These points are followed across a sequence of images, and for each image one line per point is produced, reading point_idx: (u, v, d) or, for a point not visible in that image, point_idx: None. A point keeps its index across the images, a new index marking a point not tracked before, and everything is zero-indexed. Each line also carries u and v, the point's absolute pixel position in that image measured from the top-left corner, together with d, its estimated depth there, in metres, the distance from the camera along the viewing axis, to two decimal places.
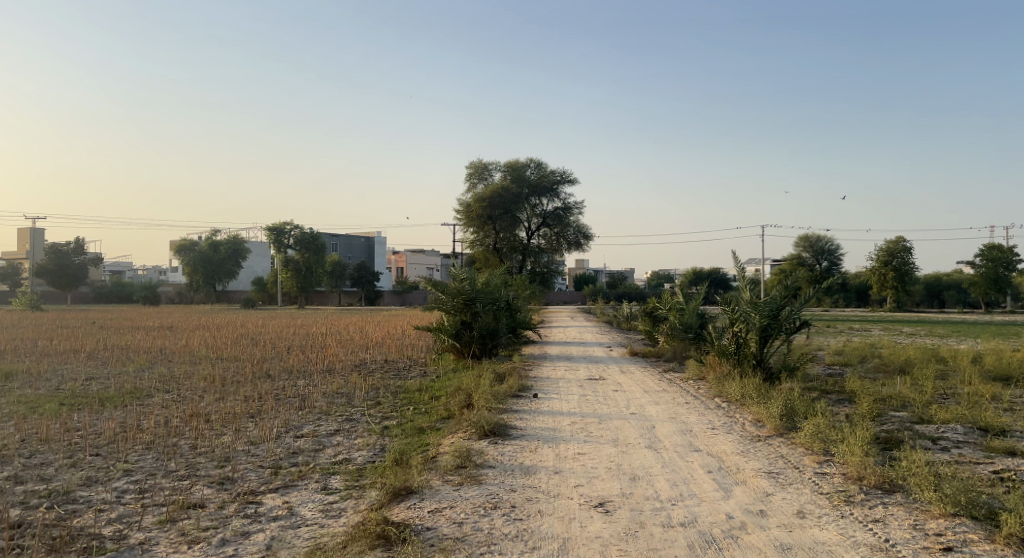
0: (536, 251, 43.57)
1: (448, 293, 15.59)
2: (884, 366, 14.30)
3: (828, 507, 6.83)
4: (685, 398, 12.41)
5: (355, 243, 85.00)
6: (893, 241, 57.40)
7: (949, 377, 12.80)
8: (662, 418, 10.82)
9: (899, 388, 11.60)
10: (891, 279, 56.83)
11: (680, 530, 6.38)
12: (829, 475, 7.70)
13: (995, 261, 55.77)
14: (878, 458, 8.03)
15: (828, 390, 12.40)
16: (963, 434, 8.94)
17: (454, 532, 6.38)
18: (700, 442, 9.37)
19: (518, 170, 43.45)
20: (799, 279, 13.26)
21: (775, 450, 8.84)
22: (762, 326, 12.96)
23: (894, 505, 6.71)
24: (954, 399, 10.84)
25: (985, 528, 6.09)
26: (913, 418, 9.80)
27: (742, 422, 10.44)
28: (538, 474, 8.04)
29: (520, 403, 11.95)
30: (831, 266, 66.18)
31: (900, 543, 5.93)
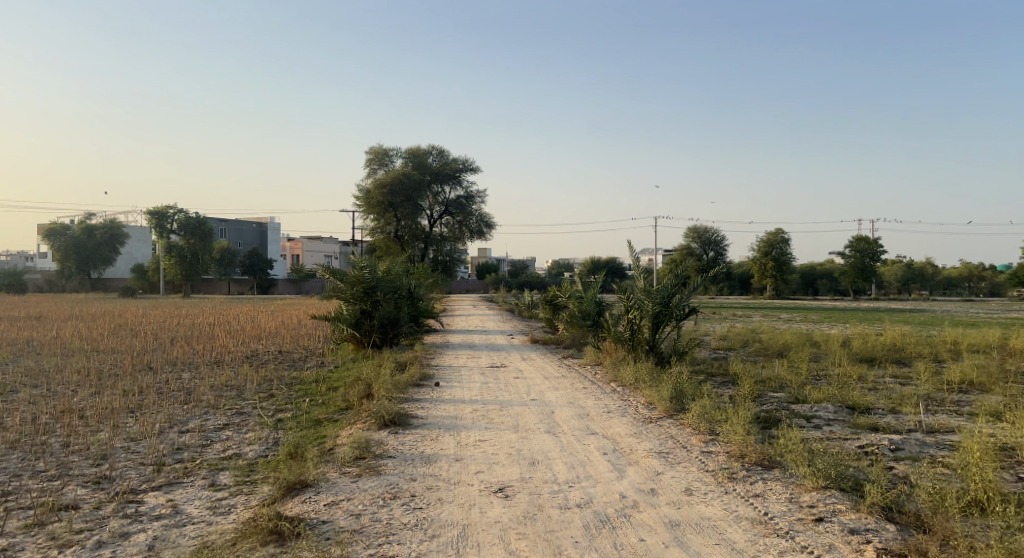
0: (438, 239, 43.34)
1: (347, 281, 15.32)
2: (764, 350, 15.19)
3: (713, 484, 7.19)
4: (583, 384, 12.71)
5: (245, 229, 81.66)
6: (772, 232, 60.97)
7: (821, 359, 13.74)
8: (561, 403, 11.05)
9: (777, 370, 12.37)
10: (770, 268, 60.33)
11: (576, 511, 6.54)
12: (714, 454, 8.11)
13: (861, 252, 60.42)
14: (758, 436, 8.52)
15: (714, 373, 13.05)
16: (833, 412, 9.63)
17: (351, 524, 6.28)
18: (596, 425, 9.64)
19: (420, 157, 42.90)
20: (688, 267, 13.89)
21: (666, 430, 9.22)
22: (654, 313, 13.45)
23: (772, 480, 7.15)
24: (824, 380, 11.67)
25: (850, 499, 6.57)
26: (789, 399, 10.45)
27: (636, 405, 10.83)
28: (438, 462, 8.03)
29: (421, 392, 11.86)
30: (717, 257, 69.52)
31: (777, 515, 6.32)
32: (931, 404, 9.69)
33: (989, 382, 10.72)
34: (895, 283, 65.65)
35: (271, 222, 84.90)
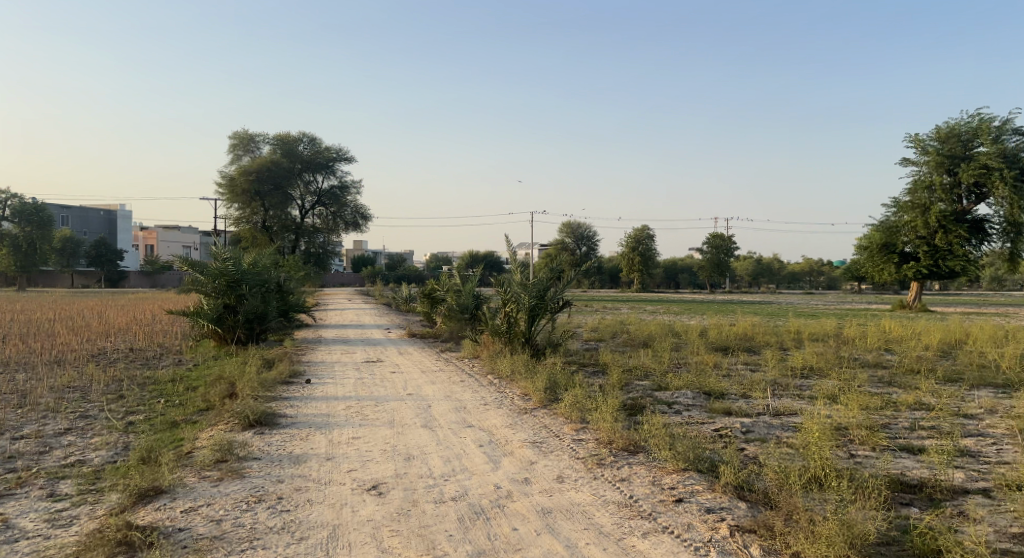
0: (310, 231, 41.99)
1: (208, 274, 14.46)
2: (632, 341, 15.86)
3: (583, 470, 7.41)
4: (460, 377, 12.73)
5: (92, 217, 75.31)
6: (639, 229, 63.83)
7: (683, 348, 14.55)
8: (437, 397, 11.01)
9: (643, 359, 12.96)
10: (637, 263, 63.08)
11: (450, 505, 6.53)
12: (585, 441, 8.36)
13: (717, 248, 64.55)
14: (626, 423, 8.87)
15: (585, 363, 13.48)
16: (692, 398, 10.21)
17: (211, 530, 5.94)
18: (472, 417, 9.68)
19: (290, 145, 41.26)
20: (562, 262, 14.23)
21: (539, 420, 9.41)
22: (530, 306, 13.67)
23: (638, 465, 7.47)
24: (685, 368, 12.36)
25: (707, 479, 6.98)
26: (654, 386, 10.98)
27: (511, 396, 10.98)
28: (307, 462, 7.76)
29: (290, 390, 11.42)
30: (589, 251, 71.86)
31: (641, 498, 6.61)
32: (777, 389, 10.51)
33: (826, 367, 11.78)
34: (747, 277, 70.66)
35: (121, 209, 78.88)
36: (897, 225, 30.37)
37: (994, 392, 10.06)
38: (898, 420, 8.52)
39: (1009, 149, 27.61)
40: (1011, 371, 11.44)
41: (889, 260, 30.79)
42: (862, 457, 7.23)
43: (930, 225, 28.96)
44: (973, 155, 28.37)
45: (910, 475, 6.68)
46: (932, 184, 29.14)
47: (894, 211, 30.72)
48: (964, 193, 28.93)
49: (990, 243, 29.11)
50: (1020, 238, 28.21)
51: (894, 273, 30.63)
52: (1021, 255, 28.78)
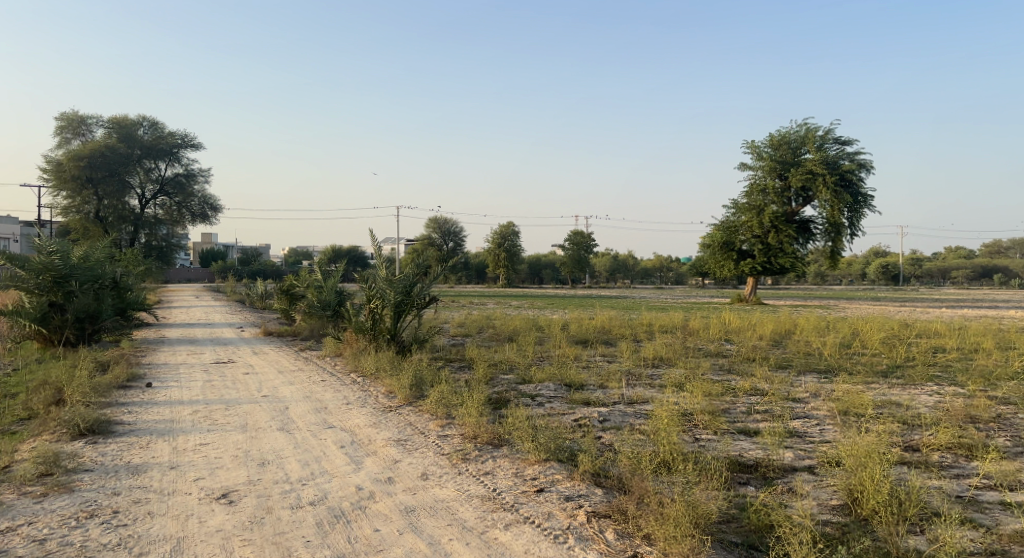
0: (152, 222, 39.03)
1: (30, 269, 13.04)
2: (497, 335, 16.07)
3: (448, 466, 7.40)
4: (320, 376, 12.31)
5: None
6: (504, 225, 64.88)
7: (545, 342, 14.93)
8: (296, 398, 10.58)
9: (508, 354, 13.17)
10: (503, 258, 64.00)
11: (308, 509, 6.30)
12: (449, 437, 8.35)
13: (579, 245, 66.99)
14: (490, 417, 8.94)
15: (451, 359, 13.49)
16: (554, 390, 10.49)
17: (32, 553, 5.36)
18: (333, 418, 9.38)
19: (127, 129, 38.07)
20: (428, 257, 14.13)
21: (404, 418, 9.29)
22: (396, 302, 13.46)
23: (501, 458, 7.57)
24: (548, 361, 12.68)
25: (567, 468, 7.18)
26: (518, 380, 11.17)
27: (375, 394, 10.76)
28: (149, 472, 7.20)
29: (130, 395, 10.54)
30: (455, 247, 72.07)
31: (504, 491, 6.69)
32: (632, 379, 11.01)
33: (675, 357, 12.51)
34: (606, 273, 73.66)
35: None
36: (737, 225, 32.77)
37: (818, 377, 11.12)
38: (737, 406, 9.21)
39: (830, 157, 30.64)
40: (831, 357, 12.71)
41: (729, 257, 33.16)
42: (706, 440, 7.74)
43: (764, 225, 31.51)
44: (800, 162, 31.21)
45: (748, 456, 7.23)
46: (766, 188, 31.73)
47: (733, 211, 33.13)
48: (793, 196, 31.72)
49: (814, 242, 32.15)
50: (839, 237, 31.37)
51: (732, 269, 33.00)
52: (839, 253, 32.01)
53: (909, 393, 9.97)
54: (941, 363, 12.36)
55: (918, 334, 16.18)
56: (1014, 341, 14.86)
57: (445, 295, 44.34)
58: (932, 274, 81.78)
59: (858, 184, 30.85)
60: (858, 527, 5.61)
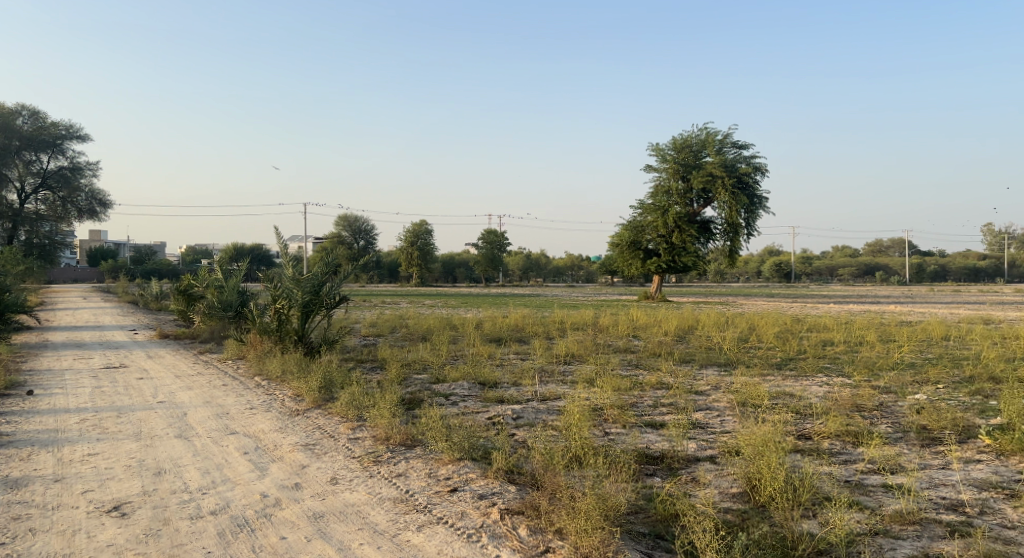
0: (32, 218, 36.25)
1: None
2: (409, 335, 15.88)
3: (358, 469, 7.25)
4: (222, 380, 11.79)
5: None
6: (416, 224, 64.33)
7: (459, 341, 14.89)
8: (196, 403, 10.09)
9: (421, 353, 13.04)
10: (416, 257, 63.39)
11: (210, 519, 6.02)
12: (360, 439, 8.19)
13: (492, 245, 67.34)
14: (402, 417, 8.82)
15: (362, 359, 13.23)
16: (468, 389, 10.46)
17: None
18: (236, 423, 9.00)
19: (5, 114, 35.12)
20: (338, 256, 13.78)
21: (312, 422, 9.03)
22: (304, 303, 13.05)
23: (414, 459, 7.48)
24: (461, 360, 12.64)
25: (481, 466, 7.18)
26: (432, 379, 11.08)
27: (281, 398, 10.41)
28: (30, 486, 6.68)
29: (7, 404, 9.73)
30: (366, 246, 70.83)
31: (417, 492, 6.63)
32: (544, 376, 11.16)
33: (586, 353, 12.78)
34: (518, 271, 74.29)
35: None
36: (642, 224, 33.76)
37: (719, 370, 11.65)
38: (645, 399, 9.51)
39: (728, 160, 32.09)
40: (731, 351, 13.34)
41: (635, 256, 34.15)
42: (615, 434, 7.94)
43: (668, 225, 32.64)
44: (701, 164, 32.53)
45: (655, 449, 7.46)
46: (670, 189, 32.87)
47: (639, 211, 34.12)
48: (694, 198, 33.02)
49: (714, 241, 33.59)
50: (737, 237, 32.91)
51: (640, 268, 34.05)
52: (737, 253, 33.58)
53: (801, 384, 10.59)
54: (829, 355, 13.21)
55: (810, 328, 17.22)
56: (893, 334, 16.07)
57: (356, 295, 42.04)
58: (821, 272, 87.19)
59: (754, 186, 32.47)
60: (757, 513, 5.90)
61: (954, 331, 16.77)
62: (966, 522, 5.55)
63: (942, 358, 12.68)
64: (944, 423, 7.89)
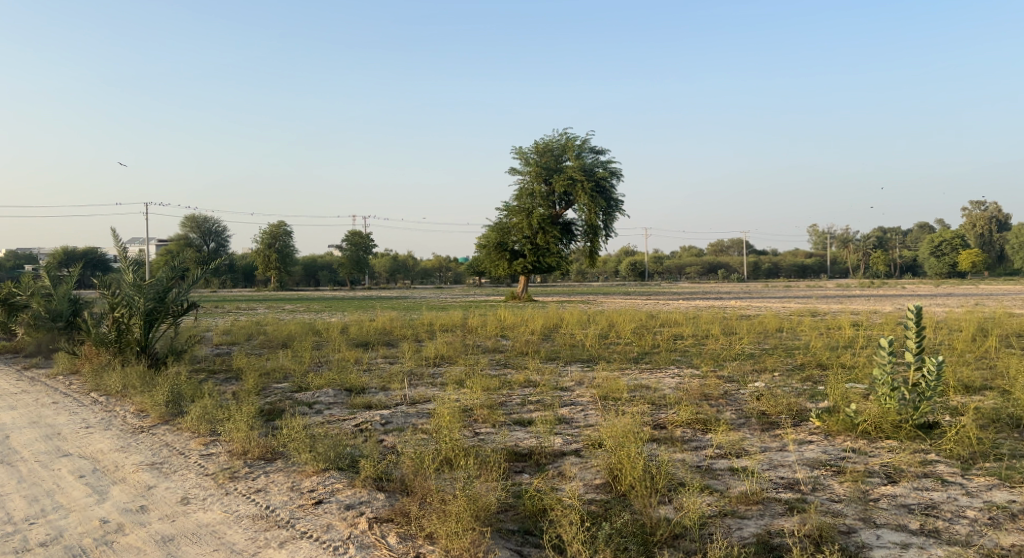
0: None
1: None
2: (267, 342, 15.13)
3: (213, 487, 6.80)
4: (52, 398, 10.64)
5: None
6: (274, 225, 61.58)
7: (322, 346, 14.39)
8: (20, 425, 9.03)
9: (281, 361, 12.46)
10: (274, 260, 60.57)
11: (39, 553, 5.41)
12: (214, 455, 7.68)
13: (357, 246, 65.74)
14: (262, 429, 8.37)
15: (215, 370, 12.43)
16: (333, 396, 10.12)
17: None
18: (70, 445, 8.16)
19: None
20: (186, 260, 12.90)
21: (159, 439, 8.37)
22: (147, 311, 12.08)
23: (274, 472, 7.13)
24: (325, 366, 12.21)
25: (347, 476, 6.97)
26: (293, 388, 10.61)
27: (123, 415, 9.55)
28: None
29: None
30: (218, 248, 66.82)
31: (278, 507, 6.32)
32: (414, 379, 11.02)
33: (455, 355, 12.77)
34: (383, 273, 73.09)
35: None
36: (508, 226, 34.21)
37: (583, 366, 12.04)
38: (512, 398, 9.63)
39: (587, 164, 33.34)
40: (593, 347, 13.83)
41: (502, 257, 34.52)
42: (485, 434, 7.99)
43: (533, 226, 33.33)
44: (562, 168, 33.60)
45: (523, 446, 7.58)
46: (534, 192, 33.58)
47: (505, 213, 34.57)
48: (557, 200, 34.00)
49: (576, 242, 34.74)
50: (596, 238, 34.23)
51: (506, 268, 34.48)
52: (597, 253, 34.91)
53: (656, 376, 11.19)
54: (681, 348, 14.06)
55: (664, 324, 18.24)
56: (736, 327, 17.36)
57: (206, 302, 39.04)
58: (672, 271, 92.67)
59: (611, 190, 33.97)
60: (618, 502, 6.15)
61: (788, 322, 18.41)
62: (801, 499, 6.08)
63: (778, 348, 13.87)
64: (781, 409, 8.63)
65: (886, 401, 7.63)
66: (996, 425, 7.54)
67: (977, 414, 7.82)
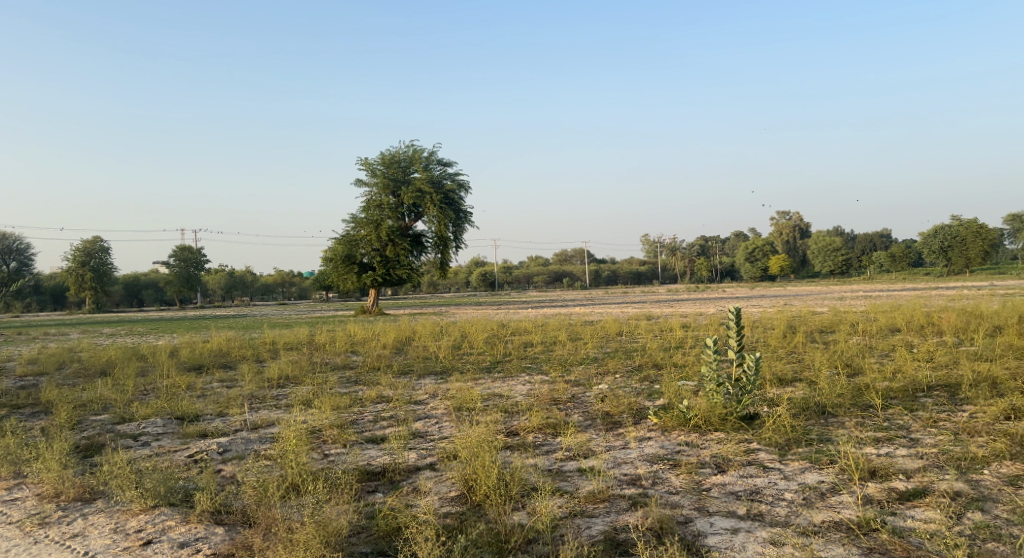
0: None
1: None
2: (83, 371, 13.65)
3: (18, 537, 6.03)
4: None
5: None
6: (89, 241, 56.08)
7: (149, 372, 13.22)
8: None
9: (99, 391, 11.28)
10: (89, 279, 55.00)
11: None
12: (19, 501, 6.81)
13: (186, 261, 61.34)
14: (78, 468, 7.53)
15: (19, 405, 11.01)
16: (162, 426, 9.32)
17: None
18: None
19: None
20: None
21: None
22: None
23: (94, 514, 6.43)
24: (152, 394, 11.21)
25: (181, 511, 6.43)
26: (114, 419, 9.66)
27: None
28: None
29: None
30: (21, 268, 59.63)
31: (100, 552, 5.72)
32: (254, 402, 10.41)
33: (301, 374, 12.21)
34: (219, 290, 68.76)
35: None
36: (356, 238, 33.31)
37: (435, 378, 11.96)
38: (364, 415, 9.36)
39: (434, 176, 33.41)
40: (445, 359, 13.77)
41: (350, 271, 33.41)
42: (334, 455, 7.70)
43: (382, 238, 32.77)
44: (410, 180, 33.41)
45: (374, 464, 7.38)
46: (382, 203, 33.01)
47: (352, 225, 33.66)
48: (406, 212, 33.71)
49: (426, 254, 34.61)
50: (446, 249, 34.36)
51: (355, 283, 33.45)
52: (448, 264, 35.10)
53: (508, 384, 11.36)
54: (531, 356, 14.37)
55: (514, 332, 18.58)
56: (581, 332, 18.05)
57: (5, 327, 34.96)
58: (520, 280, 94.64)
59: (460, 201, 34.30)
60: (473, 513, 6.14)
61: (627, 326, 19.43)
62: (643, 494, 6.40)
63: (619, 351, 14.56)
64: (623, 408, 9.06)
65: (714, 396, 8.24)
66: (806, 412, 8.38)
67: (790, 404, 8.65)
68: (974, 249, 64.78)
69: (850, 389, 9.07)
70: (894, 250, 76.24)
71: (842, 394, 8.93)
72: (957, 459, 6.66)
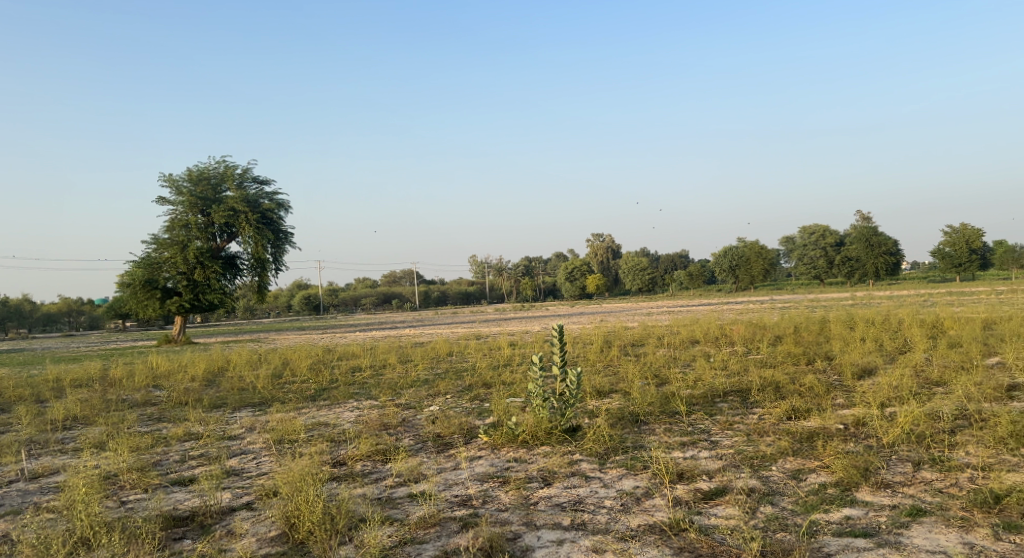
0: None
1: None
2: None
3: None
4: None
5: None
6: None
7: None
8: None
9: None
10: None
11: None
12: None
13: None
14: None
15: None
16: None
17: None
18: None
19: None
20: None
21: None
22: None
23: None
24: None
25: None
26: None
27: None
28: None
29: None
30: None
31: None
32: (35, 449, 9.14)
33: (92, 414, 10.91)
34: None
35: None
36: (158, 261, 30.55)
37: (252, 411, 11.24)
38: (169, 455, 8.56)
39: (249, 196, 31.72)
40: (264, 389, 12.98)
41: (152, 297, 30.55)
42: (134, 502, 6.95)
43: (189, 261, 30.40)
44: (221, 198, 31.47)
45: (182, 508, 6.75)
46: (189, 223, 30.67)
47: (153, 247, 30.90)
48: (217, 232, 31.63)
49: (241, 277, 32.63)
50: (264, 272, 32.66)
51: (158, 309, 30.65)
52: (266, 287, 33.36)
53: (334, 412, 10.93)
54: (359, 381, 13.96)
55: (340, 357, 17.95)
56: (410, 355, 17.86)
57: None
58: (346, 303, 92.03)
59: (278, 221, 32.87)
60: (295, 552, 5.81)
61: (456, 346, 19.52)
62: (473, 514, 6.41)
63: (448, 372, 14.58)
64: (453, 429, 9.06)
65: (540, 411, 8.47)
66: (622, 422, 8.88)
67: (608, 415, 9.13)
68: (757, 268, 72.45)
69: (659, 398, 9.76)
70: (693, 269, 83.46)
71: (652, 403, 9.58)
72: (750, 458, 7.37)
